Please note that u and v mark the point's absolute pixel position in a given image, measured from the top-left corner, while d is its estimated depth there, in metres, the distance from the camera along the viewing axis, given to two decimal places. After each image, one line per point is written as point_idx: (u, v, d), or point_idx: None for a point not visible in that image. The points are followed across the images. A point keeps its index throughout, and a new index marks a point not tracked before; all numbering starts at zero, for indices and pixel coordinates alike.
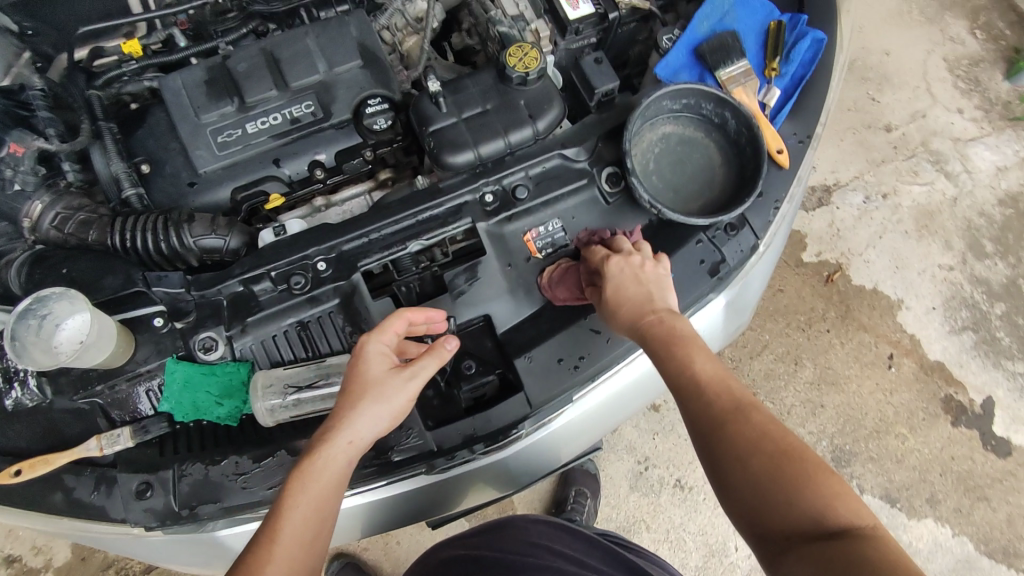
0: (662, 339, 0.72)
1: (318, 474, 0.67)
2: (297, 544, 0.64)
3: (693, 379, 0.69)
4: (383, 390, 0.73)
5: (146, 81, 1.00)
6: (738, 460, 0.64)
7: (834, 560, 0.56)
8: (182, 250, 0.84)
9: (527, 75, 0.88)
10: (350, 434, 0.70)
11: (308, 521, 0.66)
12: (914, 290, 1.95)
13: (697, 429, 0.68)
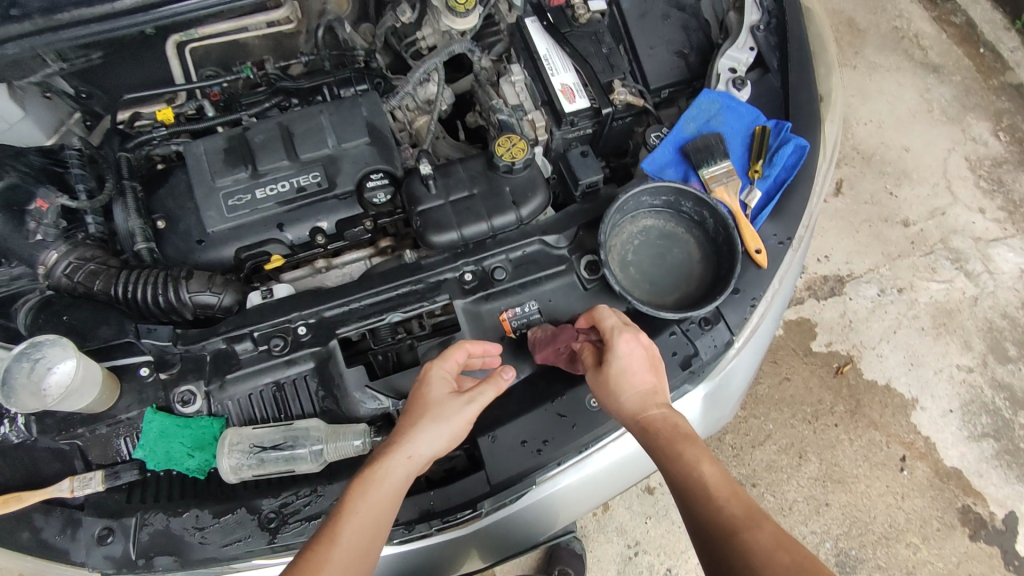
0: (671, 444, 0.74)
1: (376, 486, 0.71)
2: (353, 548, 0.68)
3: (704, 488, 0.70)
4: (445, 409, 0.76)
5: (173, 146, 1.11)
6: (755, 573, 0.62)
7: None
8: (178, 304, 0.90)
9: (513, 164, 0.94)
10: (409, 450, 0.73)
11: (360, 532, 0.69)
12: (929, 390, 1.88)
13: (707, 538, 0.68)
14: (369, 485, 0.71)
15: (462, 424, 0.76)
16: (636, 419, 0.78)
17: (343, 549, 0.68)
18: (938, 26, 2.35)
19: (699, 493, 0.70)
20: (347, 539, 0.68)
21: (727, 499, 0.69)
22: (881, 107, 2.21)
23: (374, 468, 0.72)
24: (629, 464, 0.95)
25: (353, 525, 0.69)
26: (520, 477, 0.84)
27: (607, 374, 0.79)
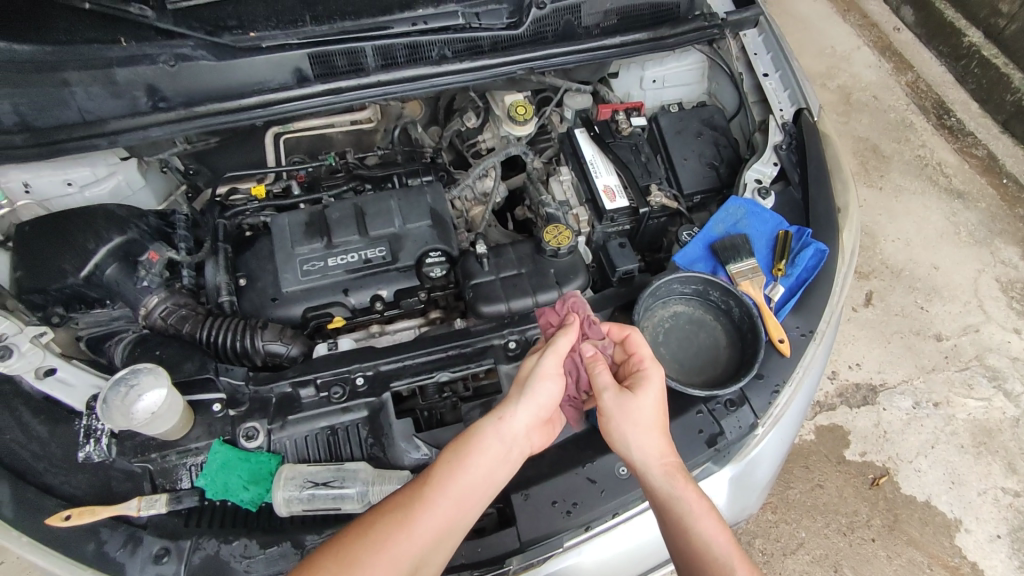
0: (698, 509, 0.78)
1: (469, 447, 0.79)
2: (451, 500, 0.77)
3: (725, 565, 0.74)
4: (531, 370, 0.84)
5: (263, 217, 1.28)
6: None
7: None
8: (252, 350, 1.01)
9: (558, 249, 1.05)
10: (500, 412, 0.81)
11: (452, 494, 0.76)
12: (973, 512, 1.81)
13: None
14: (461, 448, 0.79)
15: (552, 384, 0.83)
16: (658, 463, 0.80)
17: (433, 509, 0.75)
18: (960, 157, 2.49)
19: (720, 567, 0.74)
20: (436, 500, 0.76)
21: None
22: (908, 227, 2.31)
23: (470, 428, 0.80)
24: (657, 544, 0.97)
25: (444, 489, 0.76)
26: (548, 537, 0.88)
27: (630, 401, 0.82)
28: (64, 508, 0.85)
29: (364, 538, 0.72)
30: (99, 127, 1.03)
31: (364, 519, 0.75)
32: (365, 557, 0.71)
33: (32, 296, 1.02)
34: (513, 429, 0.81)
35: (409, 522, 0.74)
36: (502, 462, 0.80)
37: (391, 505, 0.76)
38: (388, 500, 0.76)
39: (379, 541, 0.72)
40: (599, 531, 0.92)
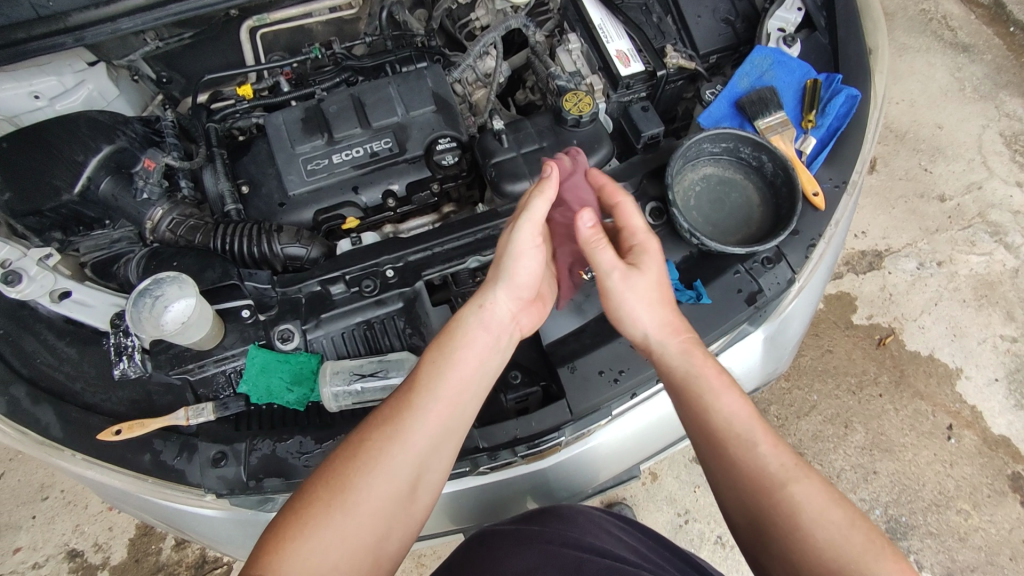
0: (716, 386, 0.77)
1: (455, 343, 0.77)
2: (444, 401, 0.74)
3: (747, 439, 0.73)
4: (508, 242, 0.82)
5: (254, 119, 1.19)
6: (791, 531, 0.67)
7: None
8: (270, 255, 0.98)
9: (580, 118, 0.98)
10: (480, 300, 0.80)
11: (442, 395, 0.74)
12: (973, 360, 1.88)
13: (742, 485, 0.71)
14: (445, 345, 0.77)
15: (530, 261, 0.82)
16: (674, 339, 0.81)
17: (425, 414, 0.72)
18: (966, 8, 2.38)
19: (742, 445, 0.73)
20: (426, 404, 0.73)
21: (770, 450, 0.72)
22: (912, 87, 2.24)
23: (450, 322, 0.79)
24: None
25: (433, 391, 0.74)
26: (597, 406, 0.88)
27: (636, 278, 0.82)
28: (113, 423, 0.83)
29: (352, 459, 0.69)
30: (61, 21, 0.92)
31: (351, 440, 0.71)
32: (358, 476, 0.68)
33: (27, 221, 0.97)
34: (497, 317, 0.81)
35: (401, 433, 0.71)
36: (492, 351, 0.80)
37: (379, 418, 0.72)
38: (371, 416, 0.73)
39: (370, 459, 0.69)
40: (643, 398, 0.95)
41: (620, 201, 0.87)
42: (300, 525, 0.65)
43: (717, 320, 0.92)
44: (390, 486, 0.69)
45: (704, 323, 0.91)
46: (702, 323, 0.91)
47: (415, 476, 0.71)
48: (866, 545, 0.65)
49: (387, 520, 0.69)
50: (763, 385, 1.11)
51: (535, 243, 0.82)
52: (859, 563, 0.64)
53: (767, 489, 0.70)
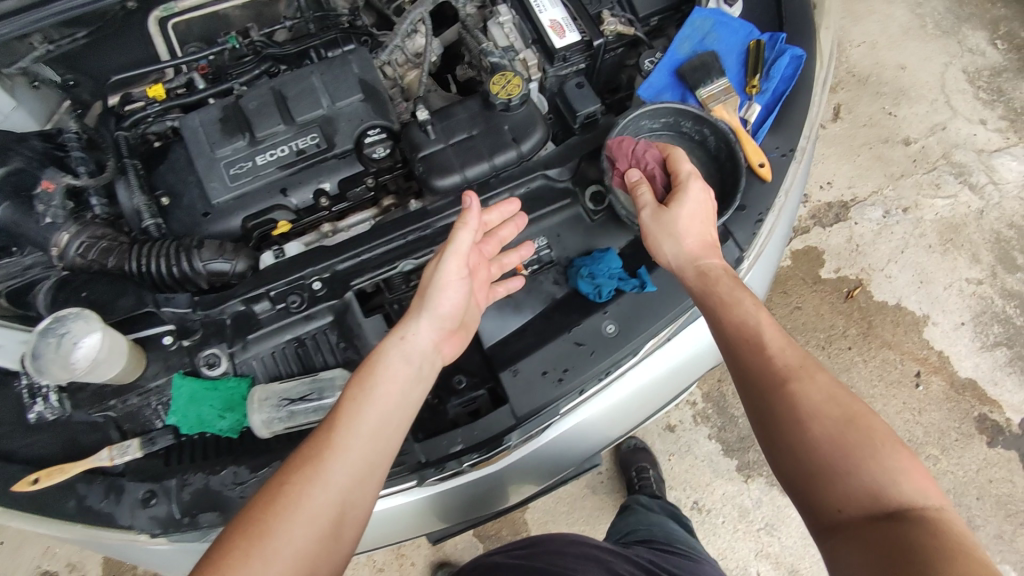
0: (729, 298, 0.77)
1: (375, 377, 0.73)
2: (369, 436, 0.70)
3: (754, 342, 0.72)
4: (430, 277, 0.78)
5: (169, 122, 1.10)
6: (800, 424, 0.66)
7: (879, 528, 0.58)
8: (192, 274, 0.91)
9: (510, 101, 0.91)
10: (401, 331, 0.77)
11: (363, 431, 0.70)
12: (940, 306, 1.88)
13: (754, 385, 0.71)
14: (365, 378, 0.73)
15: (455, 287, 0.79)
16: (694, 266, 0.81)
17: (346, 452, 0.68)
18: None
19: (751, 347, 0.72)
20: (348, 441, 0.69)
21: (777, 350, 0.71)
22: (872, 28, 2.19)
23: (368, 357, 0.75)
24: (654, 384, 0.96)
25: (354, 428, 0.70)
26: (541, 409, 0.84)
27: (670, 218, 0.82)
28: (29, 472, 0.79)
29: (267, 505, 0.63)
30: None
31: (273, 480, 0.66)
32: (276, 521, 0.62)
33: None
34: (418, 347, 0.77)
35: (322, 472, 0.66)
36: (413, 383, 0.76)
37: (297, 459, 0.67)
38: (290, 457, 0.68)
39: (289, 501, 0.64)
40: (593, 393, 0.88)
41: (668, 152, 0.85)
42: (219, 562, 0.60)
43: (662, 307, 0.88)
44: (316, 523, 0.64)
45: (650, 311, 0.88)
46: (649, 312, 0.88)
47: (339, 511, 0.66)
48: (870, 434, 0.63)
49: (312, 563, 0.63)
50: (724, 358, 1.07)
51: (459, 273, 0.79)
52: (860, 451, 0.62)
53: (776, 384, 0.69)
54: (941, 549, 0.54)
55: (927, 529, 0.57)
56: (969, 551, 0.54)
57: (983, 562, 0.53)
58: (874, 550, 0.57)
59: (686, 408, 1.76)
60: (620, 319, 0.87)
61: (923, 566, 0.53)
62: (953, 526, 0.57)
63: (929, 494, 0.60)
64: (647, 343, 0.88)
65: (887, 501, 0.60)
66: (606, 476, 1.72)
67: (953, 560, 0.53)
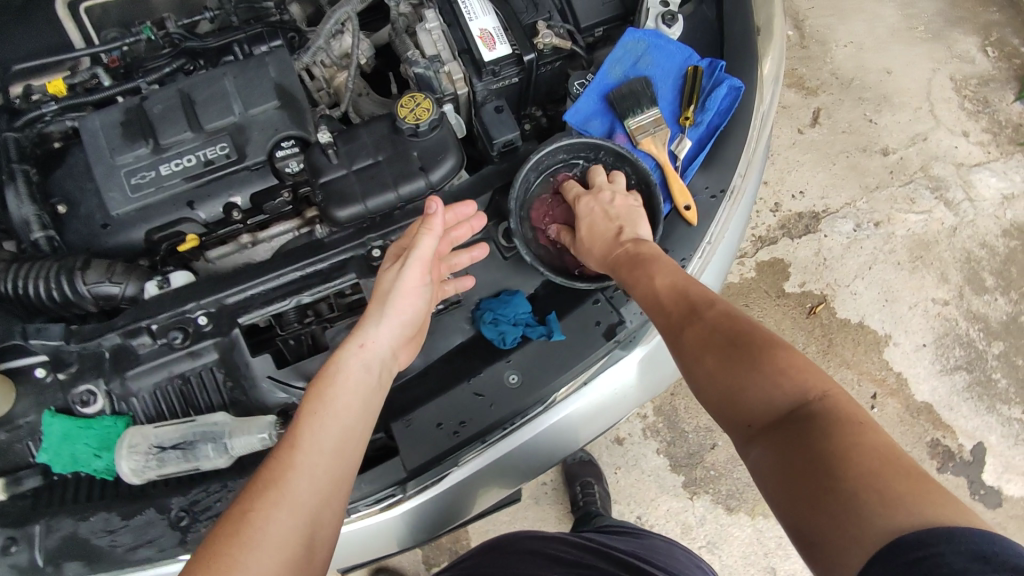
0: (633, 270, 0.79)
1: (332, 388, 0.69)
2: (331, 450, 0.65)
3: (654, 301, 0.75)
4: (392, 284, 0.75)
5: (69, 121, 1.03)
6: (701, 366, 0.67)
7: (789, 444, 0.57)
8: (76, 297, 0.86)
9: (417, 126, 0.85)
10: (360, 338, 0.73)
11: (327, 446, 0.65)
12: (903, 326, 1.80)
13: (664, 340, 0.73)
14: (321, 391, 0.69)
15: (414, 294, 0.76)
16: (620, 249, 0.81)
17: (310, 469, 0.63)
18: None
19: (653, 309, 0.76)
20: (313, 459, 0.64)
21: (668, 297, 0.74)
22: (858, 28, 2.07)
23: (325, 368, 0.71)
24: (572, 438, 0.90)
25: (316, 444, 0.64)
26: (436, 460, 0.81)
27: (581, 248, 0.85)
28: None
29: (228, 538, 0.57)
30: None
31: (231, 510, 0.59)
32: (238, 553, 0.56)
33: None
34: (378, 355, 0.74)
35: (286, 492, 0.60)
36: (374, 393, 0.72)
37: (256, 486, 0.61)
38: (248, 483, 0.61)
39: (253, 527, 0.58)
40: (495, 445, 0.83)
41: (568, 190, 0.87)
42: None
43: (571, 357, 0.84)
44: (286, 540, 0.59)
45: (557, 361, 0.84)
46: (555, 362, 0.84)
47: (308, 532, 0.61)
48: (753, 350, 0.64)
49: None
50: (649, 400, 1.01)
51: (422, 279, 0.77)
52: (744, 369, 0.63)
53: (673, 333, 0.72)
54: (830, 444, 0.54)
55: (820, 425, 0.56)
56: (861, 439, 0.53)
57: (874, 450, 0.52)
58: (780, 463, 0.57)
59: (636, 420, 1.67)
60: (525, 369, 0.84)
61: (819, 467, 0.53)
62: (847, 409, 0.57)
63: (815, 383, 0.60)
64: (554, 393, 0.84)
65: (785, 407, 0.60)
66: (550, 486, 1.64)
67: (843, 456, 0.53)
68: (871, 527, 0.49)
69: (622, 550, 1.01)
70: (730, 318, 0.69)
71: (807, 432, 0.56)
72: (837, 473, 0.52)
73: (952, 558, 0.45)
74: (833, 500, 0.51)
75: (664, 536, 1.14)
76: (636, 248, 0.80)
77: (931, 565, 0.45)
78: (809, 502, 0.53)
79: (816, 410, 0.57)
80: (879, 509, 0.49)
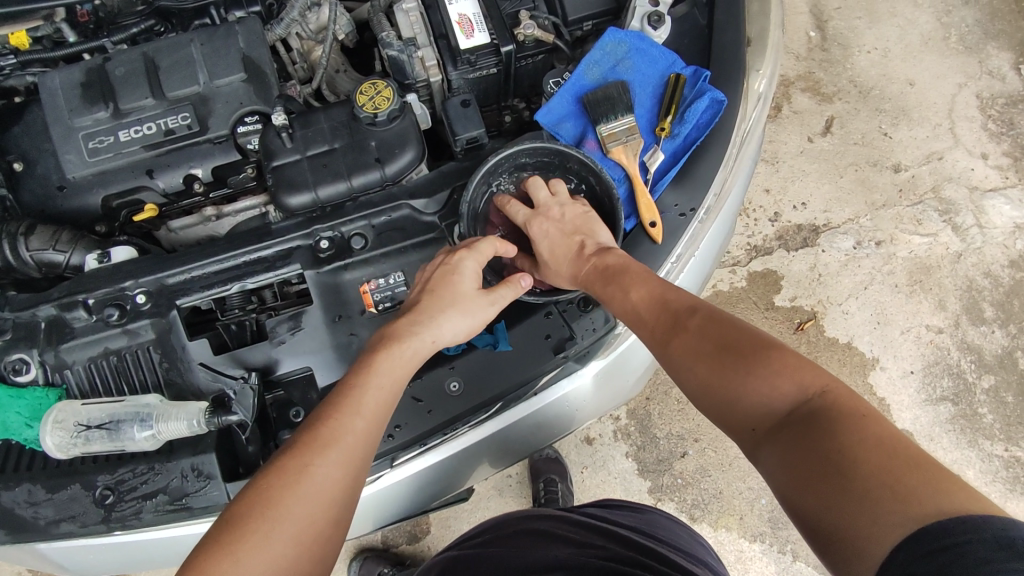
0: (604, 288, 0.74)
1: (397, 362, 0.68)
2: (377, 418, 0.65)
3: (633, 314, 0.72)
4: (477, 313, 0.73)
5: (30, 77, 1.01)
6: (695, 377, 0.64)
7: (796, 446, 0.54)
8: (19, 262, 0.86)
9: (375, 116, 0.84)
10: (433, 333, 0.71)
11: (376, 416, 0.65)
12: (892, 350, 1.60)
13: (653, 350, 0.70)
14: (392, 363, 0.68)
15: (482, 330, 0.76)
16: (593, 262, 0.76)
17: (363, 436, 0.63)
18: None
19: (633, 324, 0.72)
20: (366, 427, 0.64)
21: (648, 305, 0.71)
22: (890, 33, 1.83)
23: (394, 343, 0.69)
24: (516, 443, 0.88)
25: (369, 416, 0.64)
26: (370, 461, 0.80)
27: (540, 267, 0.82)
28: None
29: (284, 480, 0.58)
30: None
31: (288, 459, 0.59)
32: (295, 503, 0.57)
33: None
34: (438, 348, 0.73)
35: (344, 457, 0.61)
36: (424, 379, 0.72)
37: (315, 440, 0.60)
38: (302, 434, 0.61)
39: (300, 480, 0.58)
40: (435, 447, 0.82)
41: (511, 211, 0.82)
42: (233, 543, 0.54)
43: (517, 370, 0.82)
44: (334, 494, 0.59)
45: (502, 374, 0.81)
46: (498, 374, 0.81)
47: (349, 490, 0.61)
48: (747, 353, 0.61)
49: (319, 542, 0.58)
50: (612, 406, 0.99)
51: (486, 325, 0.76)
52: (736, 375, 0.61)
53: (660, 344, 0.68)
54: (837, 442, 0.52)
55: (824, 424, 0.54)
56: (864, 433, 0.51)
57: (880, 443, 0.50)
58: (790, 466, 0.54)
59: (607, 420, 1.51)
60: (466, 377, 0.82)
61: (829, 467, 0.51)
62: (850, 404, 0.54)
63: (813, 381, 0.57)
64: (496, 404, 0.81)
65: (786, 412, 0.57)
66: (515, 479, 1.50)
67: (850, 453, 0.50)
68: (888, 524, 0.46)
69: (613, 510, 0.92)
70: (718, 320, 0.66)
71: (811, 433, 0.54)
72: (847, 471, 0.50)
73: (979, 547, 0.42)
74: (842, 499, 0.49)
75: (690, 528, 0.95)
76: (602, 260, 0.76)
77: (959, 555, 0.43)
78: (819, 499, 0.50)
79: (818, 411, 0.55)
80: (894, 504, 0.47)
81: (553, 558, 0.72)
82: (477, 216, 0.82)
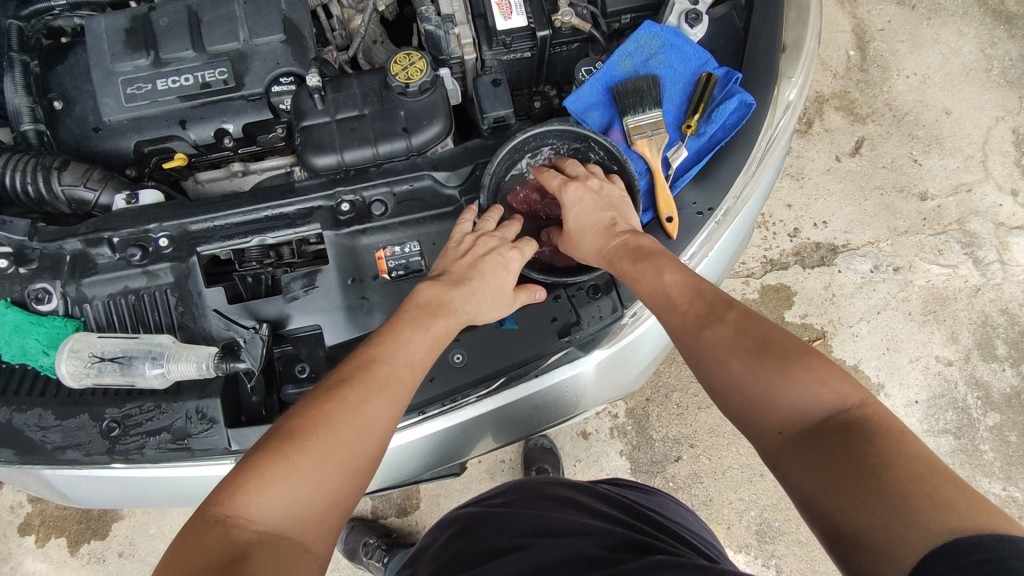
0: (634, 272, 0.74)
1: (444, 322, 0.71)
2: (417, 368, 0.67)
3: (666, 301, 0.71)
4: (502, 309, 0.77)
5: (77, 20, 1.04)
6: (729, 370, 0.63)
7: (829, 450, 0.55)
8: (50, 196, 0.89)
9: (408, 86, 0.86)
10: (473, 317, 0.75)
11: (419, 366, 0.67)
12: (898, 377, 1.58)
13: (682, 338, 0.69)
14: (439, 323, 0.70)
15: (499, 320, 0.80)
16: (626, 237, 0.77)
17: (406, 382, 0.65)
18: None
19: (665, 310, 0.70)
20: (410, 375, 0.66)
21: (683, 295, 0.69)
22: (931, 59, 1.80)
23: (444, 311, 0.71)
24: (514, 421, 0.90)
25: (412, 364, 0.67)
26: None
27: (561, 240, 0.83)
28: None
29: (336, 405, 0.60)
30: None
31: (348, 390, 0.61)
32: (348, 427, 0.59)
33: None
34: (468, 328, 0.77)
35: (392, 398, 0.63)
36: None
37: (375, 381, 0.63)
38: (353, 368, 0.63)
39: (351, 406, 0.60)
40: (433, 416, 0.83)
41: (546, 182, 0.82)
42: (290, 453, 0.56)
43: (520, 348, 0.83)
44: (382, 430, 0.62)
45: (506, 352, 0.82)
46: (502, 351, 0.83)
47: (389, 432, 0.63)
48: (785, 354, 0.61)
49: (358, 473, 0.60)
50: (613, 396, 0.99)
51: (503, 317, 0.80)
52: (773, 374, 0.60)
53: (692, 332, 0.67)
54: (873, 450, 0.53)
55: (864, 435, 0.54)
56: (904, 448, 0.52)
57: (919, 458, 0.51)
58: (822, 470, 0.54)
59: (605, 417, 1.51)
60: (469, 351, 0.83)
61: (865, 471, 0.52)
62: (887, 419, 0.56)
63: (853, 393, 0.58)
64: (496, 380, 0.82)
65: (820, 418, 0.58)
66: (508, 464, 1.52)
67: (889, 462, 0.51)
68: (919, 529, 0.47)
69: (621, 488, 0.93)
70: (756, 317, 0.65)
71: (848, 441, 0.55)
72: (884, 477, 0.51)
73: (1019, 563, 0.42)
74: (875, 503, 0.50)
75: (696, 513, 0.96)
76: (637, 241, 0.76)
77: (996, 567, 0.43)
78: (850, 502, 0.51)
79: (856, 420, 0.56)
80: (929, 513, 0.48)
81: (579, 524, 0.72)
82: (498, 191, 0.84)
